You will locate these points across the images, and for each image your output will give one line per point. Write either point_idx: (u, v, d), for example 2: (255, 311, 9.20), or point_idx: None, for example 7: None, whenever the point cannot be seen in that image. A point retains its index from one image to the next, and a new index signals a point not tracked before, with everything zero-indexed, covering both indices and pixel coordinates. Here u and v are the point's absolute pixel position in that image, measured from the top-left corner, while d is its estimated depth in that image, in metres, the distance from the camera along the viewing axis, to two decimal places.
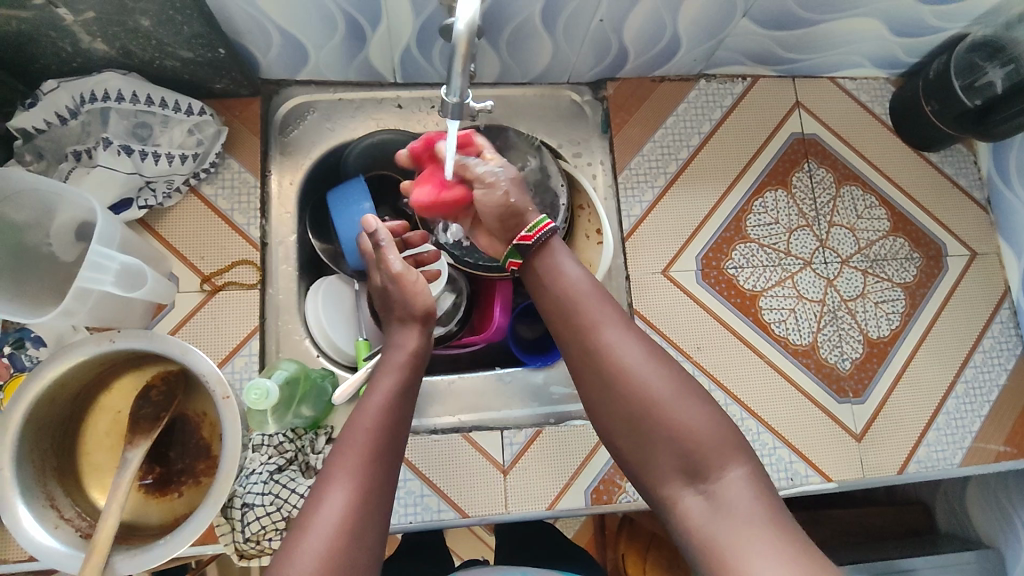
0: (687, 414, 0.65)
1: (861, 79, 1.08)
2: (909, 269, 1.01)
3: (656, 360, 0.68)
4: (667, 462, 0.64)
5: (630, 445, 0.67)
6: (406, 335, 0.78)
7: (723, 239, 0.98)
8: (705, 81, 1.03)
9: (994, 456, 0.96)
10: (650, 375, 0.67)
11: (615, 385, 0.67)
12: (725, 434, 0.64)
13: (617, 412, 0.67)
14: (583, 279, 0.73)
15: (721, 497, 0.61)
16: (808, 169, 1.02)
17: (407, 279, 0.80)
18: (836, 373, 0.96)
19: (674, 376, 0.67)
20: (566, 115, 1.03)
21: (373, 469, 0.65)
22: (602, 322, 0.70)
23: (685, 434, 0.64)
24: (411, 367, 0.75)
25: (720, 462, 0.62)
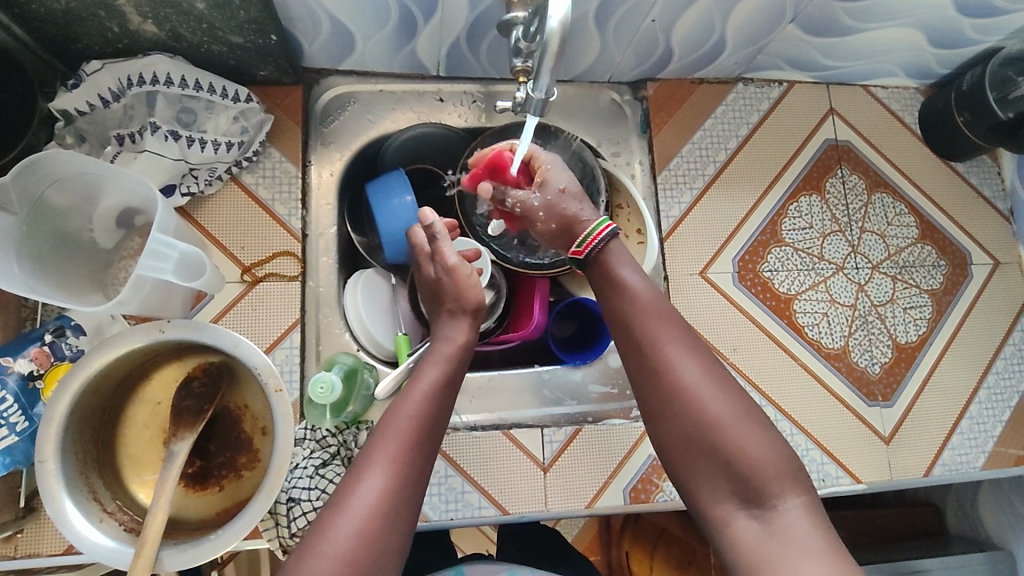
0: (743, 434, 0.65)
1: (892, 88, 1.09)
2: (936, 276, 1.03)
3: (714, 377, 0.68)
4: (721, 480, 0.65)
5: (681, 456, 0.67)
6: (456, 326, 0.77)
7: (759, 242, 0.99)
8: (743, 84, 1.04)
9: (1014, 461, 0.98)
10: (706, 390, 0.67)
11: (671, 397, 0.67)
12: (783, 460, 0.64)
13: (671, 422, 0.67)
14: (648, 294, 0.73)
15: (776, 523, 0.61)
16: (841, 176, 1.04)
17: (460, 271, 0.79)
18: (866, 377, 0.98)
19: (731, 394, 0.67)
20: (604, 114, 1.02)
21: (417, 458, 0.64)
22: (661, 334, 0.70)
23: (739, 453, 0.64)
24: (461, 359, 0.74)
25: (776, 488, 0.62)
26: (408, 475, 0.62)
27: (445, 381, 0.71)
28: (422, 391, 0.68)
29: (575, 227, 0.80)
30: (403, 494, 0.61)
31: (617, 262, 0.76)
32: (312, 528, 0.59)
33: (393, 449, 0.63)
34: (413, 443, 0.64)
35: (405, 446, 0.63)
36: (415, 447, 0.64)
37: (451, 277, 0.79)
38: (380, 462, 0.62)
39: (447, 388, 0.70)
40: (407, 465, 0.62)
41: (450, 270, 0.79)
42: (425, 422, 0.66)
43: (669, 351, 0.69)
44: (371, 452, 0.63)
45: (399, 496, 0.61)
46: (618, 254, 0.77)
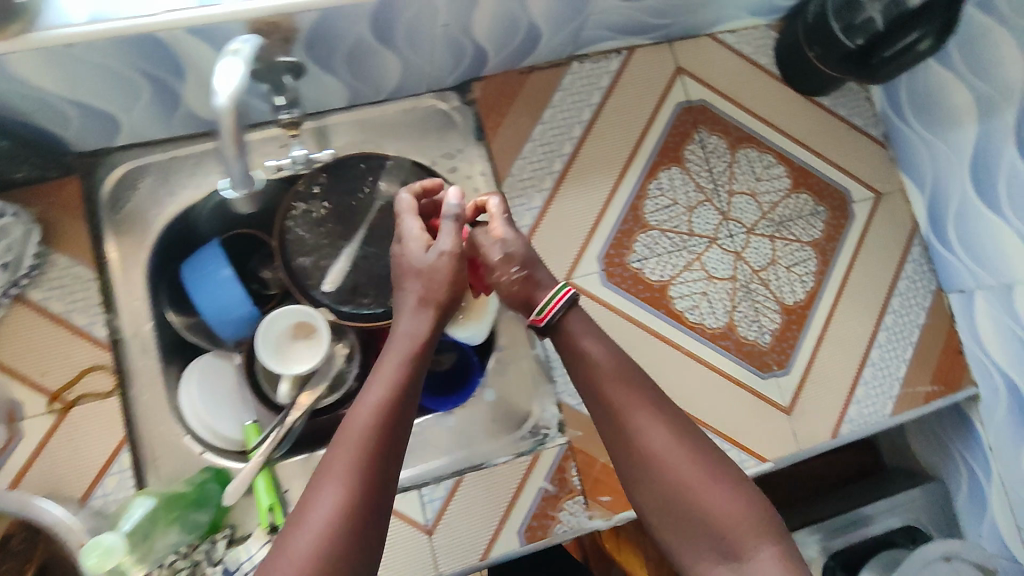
0: (720, 493, 0.62)
1: (741, 30, 1.01)
2: (815, 225, 0.98)
3: (696, 454, 0.65)
4: (700, 543, 0.62)
5: (658, 522, 0.64)
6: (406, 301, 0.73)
7: (622, 232, 0.93)
8: (578, 62, 0.96)
9: (923, 398, 0.96)
10: (680, 450, 0.65)
11: (648, 466, 0.65)
12: (752, 512, 0.62)
13: (653, 493, 0.65)
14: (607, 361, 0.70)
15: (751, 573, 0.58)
16: (699, 140, 0.97)
17: (434, 264, 0.73)
18: (758, 349, 0.93)
19: (699, 460, 0.65)
20: (433, 127, 0.93)
21: (377, 459, 0.61)
22: (630, 402, 0.68)
23: (711, 517, 0.62)
24: (420, 348, 0.70)
25: (750, 540, 0.60)
26: (368, 469, 0.60)
27: (407, 365, 0.68)
28: (376, 394, 0.65)
29: (533, 291, 0.74)
30: (370, 496, 0.59)
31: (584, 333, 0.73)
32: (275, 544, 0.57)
33: (346, 468, 0.59)
34: (371, 443, 0.61)
35: (370, 450, 0.61)
36: (369, 445, 0.61)
37: (430, 268, 0.73)
38: (338, 468, 0.59)
39: (409, 379, 0.67)
40: (370, 464, 0.60)
41: (428, 261, 0.73)
42: (378, 420, 0.63)
43: (654, 427, 0.66)
44: (325, 466, 0.61)
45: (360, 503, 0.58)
46: (581, 324, 0.74)
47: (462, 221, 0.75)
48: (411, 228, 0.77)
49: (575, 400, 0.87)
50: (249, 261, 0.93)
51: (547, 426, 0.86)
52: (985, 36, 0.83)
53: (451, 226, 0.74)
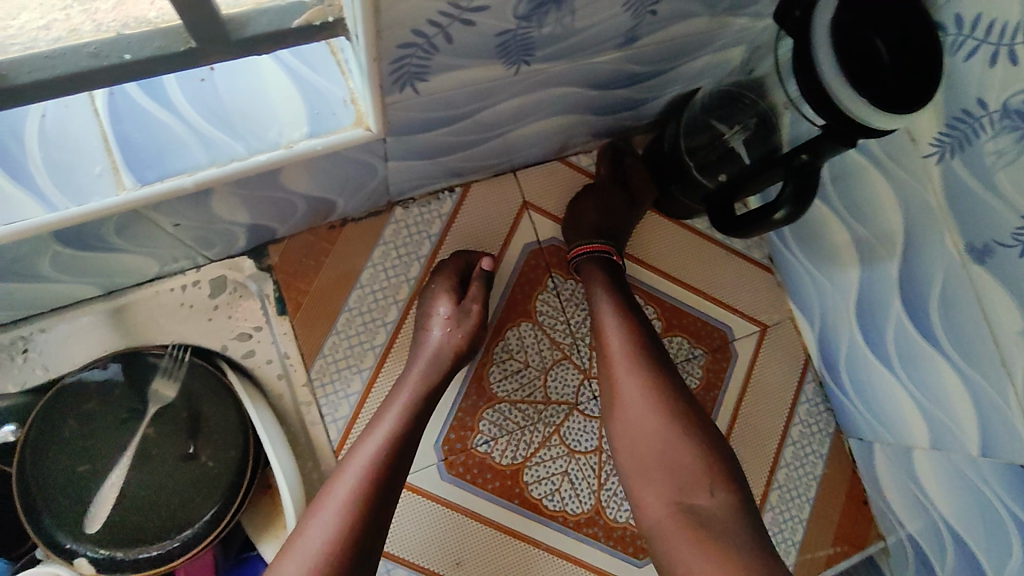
0: (682, 441, 0.61)
1: (596, 149, 0.86)
2: (692, 373, 0.85)
3: (662, 396, 0.64)
4: (662, 488, 0.59)
5: (642, 467, 0.61)
6: (433, 340, 0.72)
7: (465, 410, 0.79)
8: (403, 207, 0.81)
9: (825, 562, 0.85)
10: (666, 393, 0.64)
11: (644, 407, 0.63)
12: (722, 464, 0.60)
13: (636, 441, 0.63)
14: (617, 312, 0.71)
15: (706, 516, 0.56)
16: (553, 287, 0.83)
17: (461, 318, 0.73)
18: (631, 532, 0.80)
19: (682, 408, 0.63)
20: (224, 303, 0.77)
21: (381, 486, 0.60)
22: (625, 346, 0.68)
23: (679, 460, 0.60)
24: (433, 382, 0.69)
25: (708, 486, 0.58)
26: (366, 500, 0.58)
27: (411, 406, 0.67)
28: (368, 453, 0.62)
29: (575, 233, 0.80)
30: (362, 528, 0.57)
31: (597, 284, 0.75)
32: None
33: (343, 498, 0.58)
34: (372, 473, 0.60)
35: (354, 487, 0.59)
36: (375, 479, 0.60)
37: (453, 322, 0.73)
38: (332, 505, 0.58)
39: (412, 416, 0.66)
40: (362, 497, 0.58)
41: (459, 311, 0.73)
42: (387, 448, 0.62)
43: (632, 381, 0.66)
44: (323, 495, 0.60)
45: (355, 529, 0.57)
46: (599, 280, 0.75)
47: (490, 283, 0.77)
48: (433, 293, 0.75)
49: None
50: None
51: None
52: (859, 173, 0.70)
53: (478, 286, 0.75)
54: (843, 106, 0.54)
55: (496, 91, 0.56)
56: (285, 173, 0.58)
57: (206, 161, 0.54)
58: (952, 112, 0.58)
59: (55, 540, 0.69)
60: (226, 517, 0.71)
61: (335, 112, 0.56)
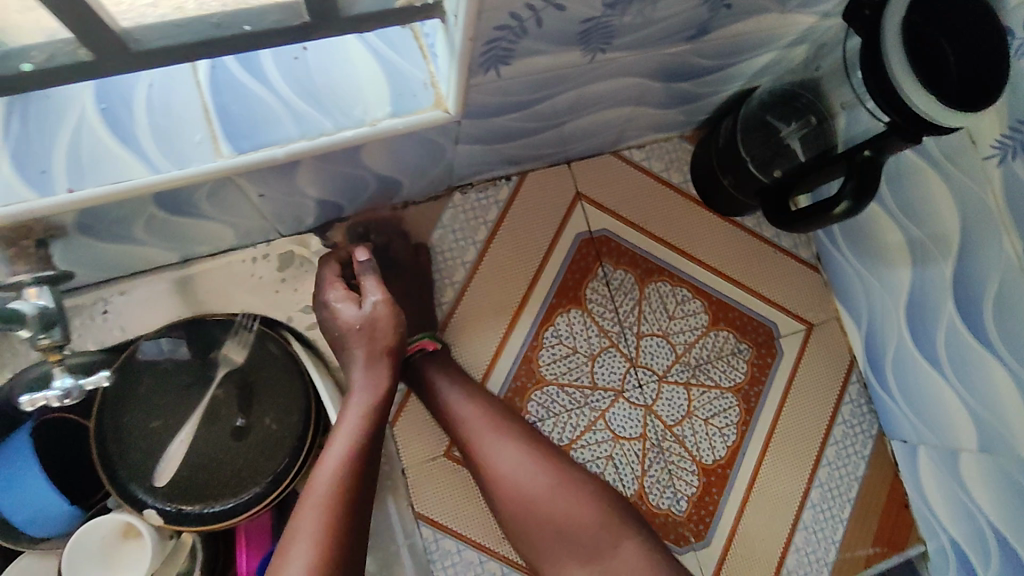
0: (586, 501, 0.68)
1: (650, 144, 0.88)
2: (737, 367, 0.86)
3: (539, 463, 0.69)
4: (567, 552, 0.67)
5: (544, 534, 0.67)
6: (357, 357, 0.68)
7: (514, 390, 0.82)
8: (461, 192, 0.84)
9: (864, 562, 0.85)
10: (529, 471, 0.69)
11: (514, 487, 0.68)
12: (614, 516, 0.68)
13: (528, 514, 0.68)
14: (462, 402, 0.73)
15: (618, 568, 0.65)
16: (603, 276, 0.86)
17: (372, 318, 0.68)
18: (671, 521, 0.81)
19: (552, 476, 0.69)
20: (291, 276, 0.81)
21: (348, 520, 0.61)
22: (484, 430, 0.71)
23: (585, 523, 0.67)
24: (377, 411, 0.67)
25: (615, 542, 0.66)
26: (338, 536, 0.60)
27: (367, 428, 0.66)
28: (328, 478, 0.62)
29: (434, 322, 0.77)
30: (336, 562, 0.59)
31: (437, 378, 0.74)
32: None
33: (314, 536, 0.59)
34: (338, 507, 0.61)
35: (323, 521, 0.60)
36: (342, 511, 0.61)
37: (367, 324, 0.68)
38: (306, 542, 0.59)
39: (373, 429, 0.66)
40: (330, 533, 0.59)
41: (366, 317, 0.68)
42: (348, 479, 0.62)
43: (502, 453, 0.70)
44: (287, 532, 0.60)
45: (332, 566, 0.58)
46: (438, 371, 0.74)
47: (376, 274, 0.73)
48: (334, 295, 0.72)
49: None
50: (69, 450, 0.77)
51: None
52: (916, 174, 0.71)
53: (372, 279, 0.71)
54: (911, 102, 0.55)
55: (568, 78, 0.59)
56: (365, 151, 0.61)
57: (297, 134, 0.57)
58: (1015, 115, 0.59)
59: (127, 493, 0.73)
60: (285, 479, 0.74)
61: (417, 94, 0.59)
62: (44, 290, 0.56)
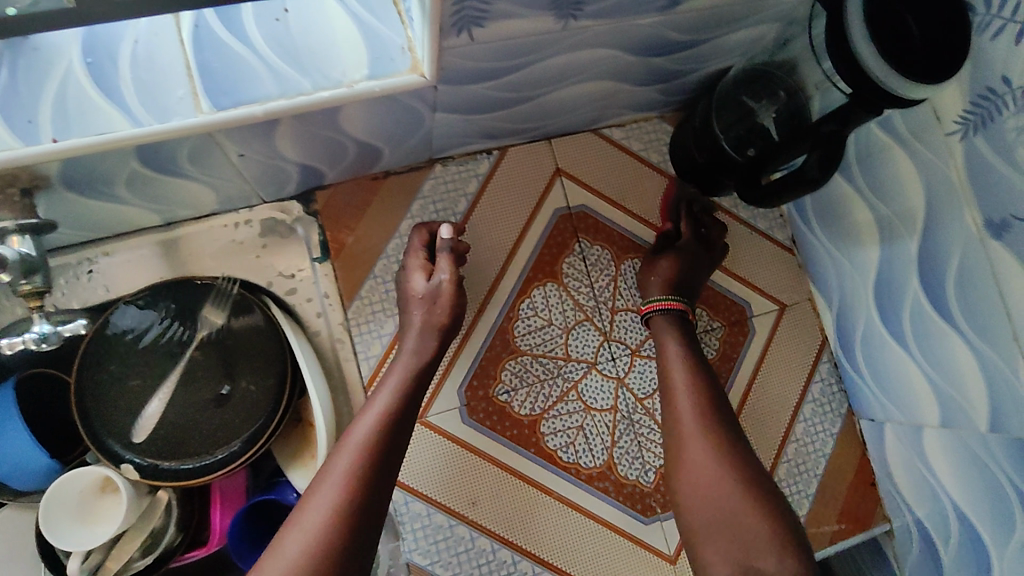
0: (712, 457, 0.65)
1: (629, 124, 0.90)
2: (709, 344, 0.88)
3: (714, 420, 0.68)
4: (699, 509, 0.63)
5: (689, 490, 0.65)
6: (413, 322, 0.75)
7: (489, 360, 0.83)
8: (442, 165, 0.86)
9: (829, 538, 0.86)
10: (710, 424, 0.68)
11: (693, 443, 0.67)
12: (750, 477, 0.64)
13: (686, 469, 0.66)
14: (681, 349, 0.75)
15: (739, 526, 0.60)
16: (580, 251, 0.87)
17: (436, 292, 0.76)
18: (639, 491, 0.83)
19: (711, 427, 0.68)
20: (272, 242, 0.83)
21: (378, 466, 0.62)
22: (681, 385, 0.72)
23: (705, 480, 0.64)
24: (414, 376, 0.71)
25: (744, 502, 0.61)
26: (361, 483, 0.61)
27: (401, 391, 0.69)
28: (366, 426, 0.65)
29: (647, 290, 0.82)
30: (359, 504, 0.60)
31: (668, 337, 0.76)
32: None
33: (340, 479, 0.60)
34: (370, 453, 0.63)
35: (350, 464, 0.61)
36: (371, 456, 0.63)
37: (430, 296, 0.76)
38: (335, 477, 0.60)
39: (404, 394, 0.69)
40: (360, 475, 0.61)
41: (431, 290, 0.76)
42: (385, 430, 0.65)
43: (689, 414, 0.69)
44: (323, 472, 0.62)
45: (358, 505, 0.59)
46: (664, 330, 0.78)
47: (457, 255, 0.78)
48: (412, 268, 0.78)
49: (425, 559, 0.78)
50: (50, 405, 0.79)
51: None
52: (884, 153, 0.73)
53: (447, 258, 0.77)
54: (867, 67, 0.57)
55: (542, 45, 0.60)
56: (342, 113, 0.62)
57: (277, 93, 0.58)
58: (977, 90, 0.61)
59: (106, 447, 0.74)
60: (261, 439, 0.76)
61: (393, 58, 0.61)
62: (26, 239, 0.60)
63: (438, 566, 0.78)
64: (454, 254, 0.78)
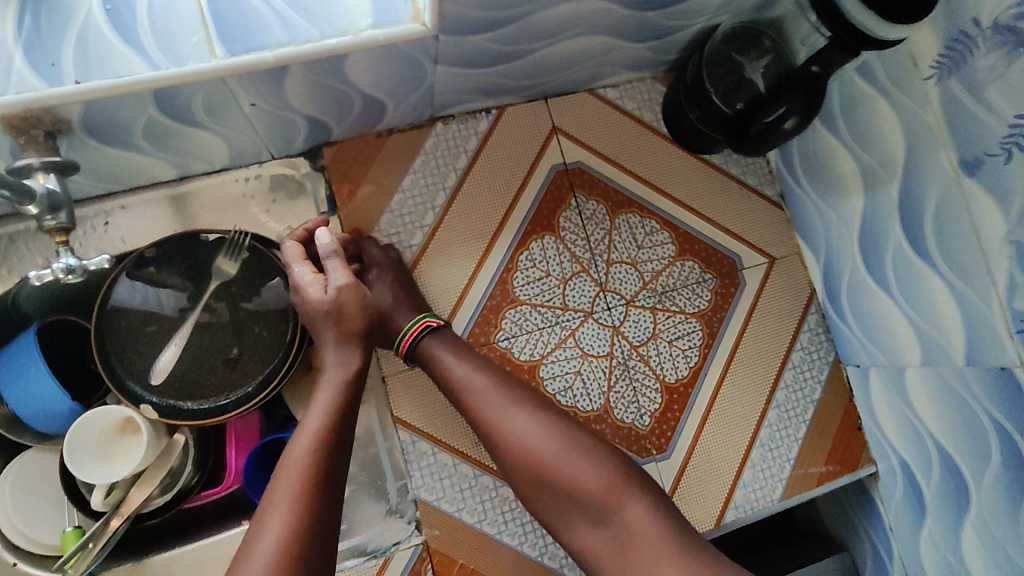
0: (588, 461, 0.71)
1: (624, 84, 0.94)
2: (701, 295, 0.91)
3: (557, 428, 0.73)
4: (570, 513, 0.70)
5: (547, 495, 0.71)
6: (327, 337, 0.74)
7: (489, 308, 0.87)
8: (443, 123, 0.89)
9: (817, 480, 0.90)
10: (544, 436, 0.72)
11: (563, 456, 0.71)
12: (615, 479, 0.70)
13: (539, 481, 0.71)
14: (479, 370, 0.76)
15: (621, 527, 0.68)
16: (576, 206, 0.91)
17: (338, 302, 0.74)
18: (634, 433, 0.86)
19: (563, 434, 0.73)
20: (281, 197, 0.87)
21: (319, 487, 0.66)
22: (496, 406, 0.74)
23: (582, 484, 0.70)
24: (350, 392, 0.73)
25: (618, 503, 0.69)
26: (309, 511, 0.64)
27: (335, 412, 0.71)
28: (305, 450, 0.67)
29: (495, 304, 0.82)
30: (308, 533, 0.63)
31: (443, 352, 0.78)
32: None
33: (285, 509, 0.63)
34: (310, 474, 0.66)
35: (294, 493, 0.64)
36: (312, 481, 0.66)
37: (334, 308, 0.74)
38: (281, 509, 0.64)
39: (342, 412, 0.71)
40: (307, 500, 0.65)
41: (332, 301, 0.74)
42: (323, 445, 0.68)
43: (540, 432, 0.73)
44: (265, 503, 0.65)
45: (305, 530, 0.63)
46: (441, 345, 0.78)
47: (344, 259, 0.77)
48: (303, 274, 0.76)
49: (431, 496, 0.81)
50: (74, 350, 0.83)
51: (401, 525, 0.81)
52: (866, 102, 0.76)
53: (339, 262, 0.76)
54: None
55: None
56: (348, 62, 0.66)
57: (286, 41, 0.62)
58: (952, 34, 0.64)
59: (126, 388, 0.78)
60: (272, 382, 0.79)
61: (397, 8, 0.64)
62: (51, 176, 0.64)
63: (443, 501, 0.81)
64: (342, 256, 0.76)
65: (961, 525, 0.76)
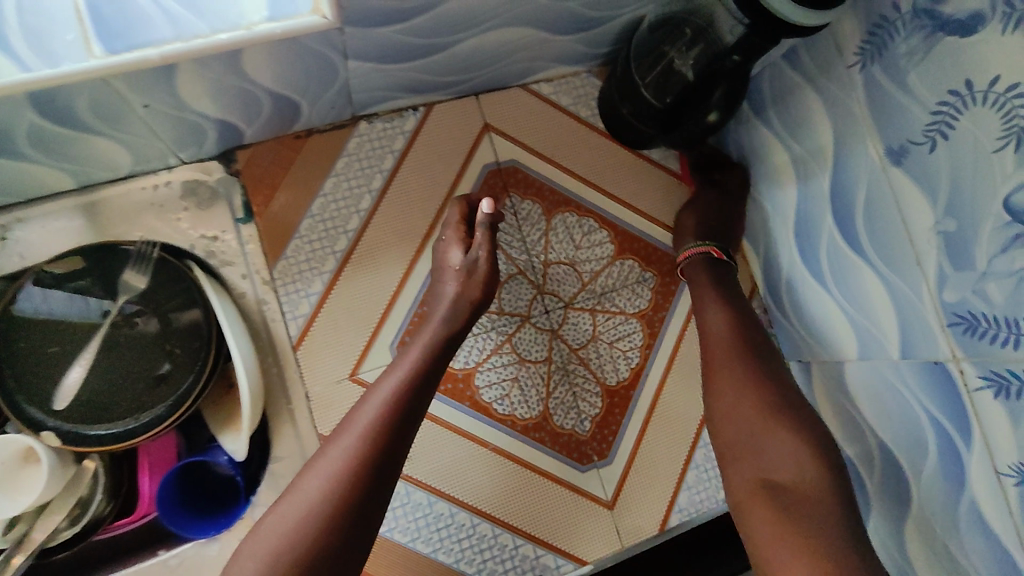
0: (779, 420, 0.63)
1: (558, 78, 0.91)
2: (642, 294, 0.89)
3: (763, 382, 0.67)
4: (756, 484, 0.61)
5: (738, 453, 0.64)
6: (446, 293, 0.73)
7: (420, 316, 0.83)
8: (367, 122, 0.85)
9: None
10: (735, 390, 0.67)
11: (734, 413, 0.66)
12: (792, 447, 0.61)
13: (737, 434, 0.65)
14: (732, 312, 0.74)
15: (790, 509, 0.57)
16: (510, 206, 0.88)
17: (473, 268, 0.75)
18: (575, 440, 0.83)
19: (762, 392, 0.66)
20: (194, 205, 0.82)
21: (400, 424, 0.62)
22: (720, 358, 0.71)
23: (760, 447, 0.63)
24: (445, 341, 0.69)
25: (793, 474, 0.59)
26: (377, 440, 0.60)
27: (430, 351, 0.68)
28: (391, 383, 0.64)
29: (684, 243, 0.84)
30: (372, 459, 0.59)
31: (704, 295, 0.77)
32: (271, 514, 0.57)
33: (354, 435, 0.60)
34: (394, 411, 0.62)
35: (374, 421, 0.61)
36: (393, 411, 0.62)
37: (466, 271, 0.75)
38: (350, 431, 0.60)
39: (433, 354, 0.68)
40: (378, 428, 0.60)
41: (468, 265, 0.75)
42: (408, 389, 0.64)
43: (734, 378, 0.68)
44: (340, 428, 0.62)
45: (375, 453, 0.59)
46: (700, 276, 0.79)
47: (495, 229, 0.78)
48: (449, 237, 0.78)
49: None
50: None
51: None
52: (795, 91, 0.74)
53: (485, 234, 0.76)
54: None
55: None
56: (245, 57, 0.62)
57: (172, 36, 0.57)
58: (872, 19, 0.63)
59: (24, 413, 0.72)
60: (186, 402, 0.75)
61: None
62: None
63: None
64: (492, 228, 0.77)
65: (903, 521, 0.74)
